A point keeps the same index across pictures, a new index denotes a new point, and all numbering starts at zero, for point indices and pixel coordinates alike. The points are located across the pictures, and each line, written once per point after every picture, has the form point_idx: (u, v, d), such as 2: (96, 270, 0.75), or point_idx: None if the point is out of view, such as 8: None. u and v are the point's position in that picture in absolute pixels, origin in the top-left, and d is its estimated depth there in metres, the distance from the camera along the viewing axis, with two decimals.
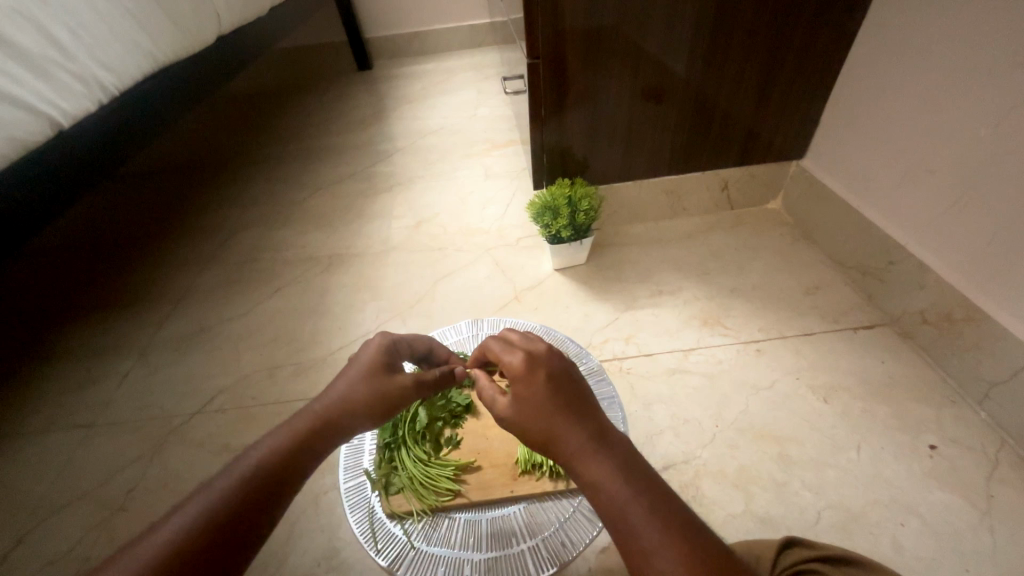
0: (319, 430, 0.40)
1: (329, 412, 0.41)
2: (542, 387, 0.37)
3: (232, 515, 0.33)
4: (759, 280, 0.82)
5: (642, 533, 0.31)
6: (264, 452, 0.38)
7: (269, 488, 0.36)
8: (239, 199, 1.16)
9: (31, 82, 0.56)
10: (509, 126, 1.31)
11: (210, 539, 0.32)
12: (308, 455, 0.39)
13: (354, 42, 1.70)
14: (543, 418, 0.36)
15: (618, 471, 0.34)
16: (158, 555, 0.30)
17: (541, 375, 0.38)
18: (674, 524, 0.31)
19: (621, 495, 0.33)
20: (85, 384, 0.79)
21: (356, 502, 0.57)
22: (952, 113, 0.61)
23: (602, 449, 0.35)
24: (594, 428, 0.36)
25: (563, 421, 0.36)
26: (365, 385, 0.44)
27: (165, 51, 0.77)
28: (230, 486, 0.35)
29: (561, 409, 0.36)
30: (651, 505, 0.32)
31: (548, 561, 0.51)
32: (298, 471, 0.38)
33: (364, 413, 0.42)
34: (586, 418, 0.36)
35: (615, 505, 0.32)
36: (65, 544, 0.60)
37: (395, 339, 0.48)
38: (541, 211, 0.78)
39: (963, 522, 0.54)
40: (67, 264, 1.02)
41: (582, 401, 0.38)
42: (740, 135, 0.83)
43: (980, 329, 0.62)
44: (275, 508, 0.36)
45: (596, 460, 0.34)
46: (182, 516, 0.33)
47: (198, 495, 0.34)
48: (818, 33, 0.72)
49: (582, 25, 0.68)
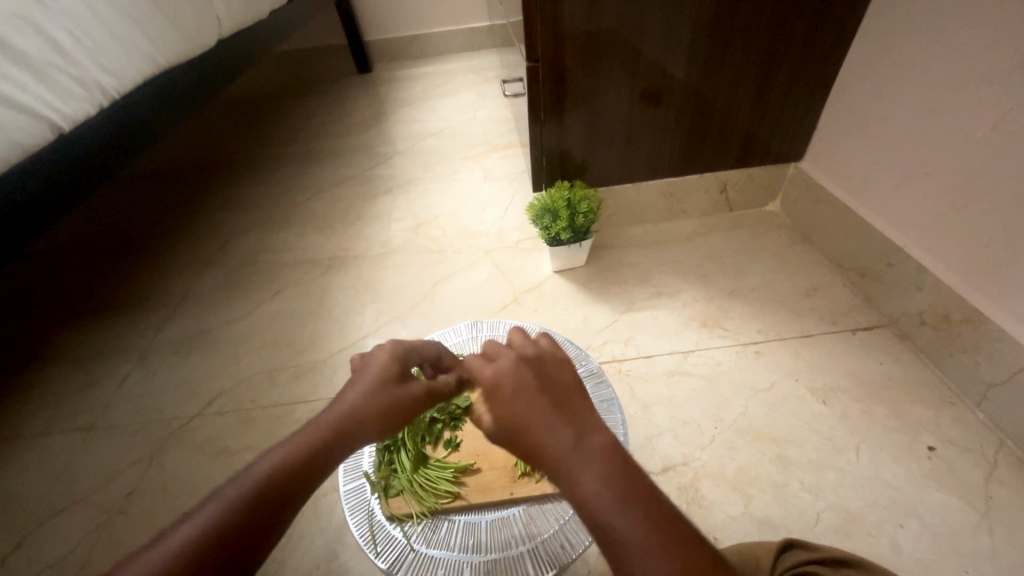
0: (332, 443, 0.39)
1: (341, 423, 0.40)
2: (519, 394, 0.37)
3: (239, 525, 0.33)
4: (758, 281, 0.82)
5: (628, 540, 0.31)
6: (276, 460, 0.37)
7: (280, 496, 0.36)
8: (239, 201, 1.16)
9: (32, 86, 0.56)
10: (508, 128, 1.32)
11: (224, 542, 0.32)
12: (321, 462, 0.38)
13: (354, 44, 1.70)
14: (521, 425, 0.36)
15: (602, 476, 0.33)
16: (173, 558, 0.31)
17: (517, 383, 0.38)
18: (662, 526, 0.31)
19: (606, 500, 0.32)
20: (84, 387, 0.79)
21: (356, 504, 0.57)
22: (950, 115, 0.62)
23: (586, 453, 0.34)
24: (572, 437, 0.35)
25: (543, 426, 0.35)
26: (379, 396, 0.43)
27: (165, 55, 0.77)
28: (244, 492, 0.35)
29: (538, 420, 0.36)
30: (638, 509, 0.32)
31: (547, 564, 0.51)
32: (310, 477, 0.38)
33: (376, 426, 0.42)
34: (565, 421, 0.36)
35: (601, 511, 0.32)
36: (65, 546, 0.60)
37: (403, 345, 0.47)
38: (541, 212, 0.78)
39: (962, 523, 0.54)
40: (67, 266, 1.02)
41: (562, 403, 0.37)
42: (738, 138, 0.84)
43: (977, 330, 0.62)
44: (285, 514, 0.36)
45: (578, 464, 0.34)
46: (192, 524, 0.33)
47: (208, 503, 0.34)
48: (815, 35, 0.72)
49: (582, 28, 0.68)
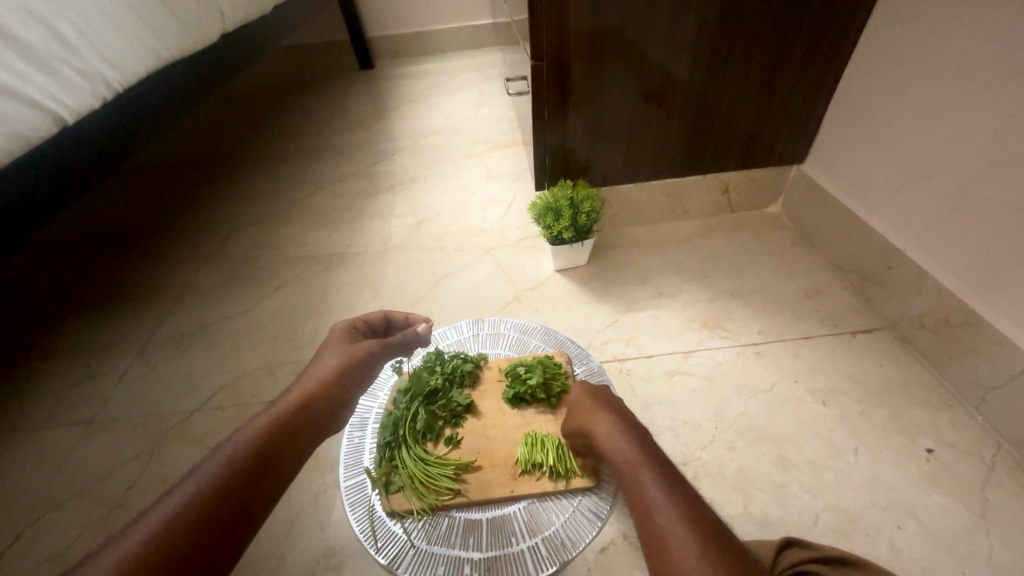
0: (302, 417, 0.45)
1: (309, 395, 0.47)
2: (584, 395, 0.53)
3: (229, 490, 0.37)
4: (759, 283, 0.82)
5: (643, 484, 0.39)
6: (248, 436, 0.41)
7: (269, 454, 0.41)
8: (240, 197, 1.16)
9: (36, 78, 0.56)
10: (509, 126, 1.32)
11: (226, 495, 0.37)
12: (298, 427, 0.44)
13: (356, 41, 1.70)
14: (583, 412, 0.51)
15: (631, 441, 0.44)
16: (182, 511, 0.35)
17: (585, 388, 0.54)
18: (672, 482, 0.39)
19: (631, 459, 0.42)
20: (83, 381, 0.79)
21: (356, 500, 0.59)
22: (952, 120, 0.62)
23: (627, 426, 0.46)
24: (622, 419, 0.48)
25: (597, 413, 0.49)
26: (336, 365, 0.50)
27: (169, 49, 0.77)
28: (234, 455, 0.39)
29: (601, 404, 0.50)
30: (652, 465, 0.41)
31: (547, 560, 0.52)
32: (292, 439, 0.43)
33: (343, 390, 0.49)
34: (613, 406, 0.50)
35: (624, 465, 0.42)
36: (64, 540, 0.60)
37: (348, 322, 0.57)
38: (543, 212, 0.78)
39: (960, 525, 0.54)
40: (67, 259, 1.02)
41: (616, 404, 0.51)
42: (741, 139, 0.84)
43: (977, 334, 0.62)
44: (277, 470, 0.41)
45: (618, 432, 0.46)
46: (192, 483, 0.36)
47: (186, 480, 0.37)
48: (817, 39, 0.72)
49: (588, 27, 0.68)
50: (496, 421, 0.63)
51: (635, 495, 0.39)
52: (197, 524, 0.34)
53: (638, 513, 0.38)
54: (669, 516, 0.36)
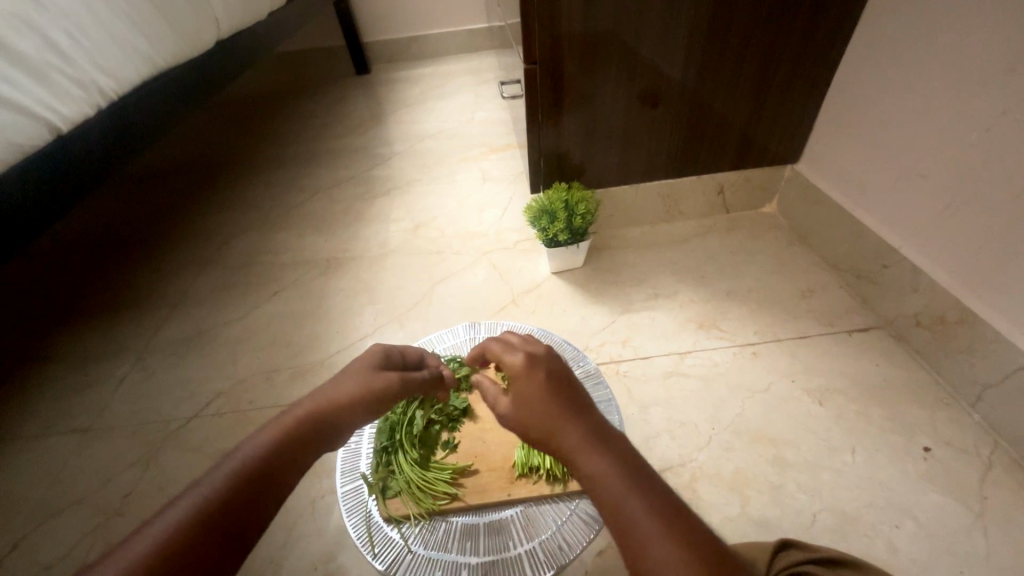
0: (305, 436, 0.42)
1: (319, 411, 0.43)
2: (537, 388, 0.42)
3: (220, 512, 0.35)
4: (756, 283, 0.82)
5: (640, 529, 0.33)
6: (250, 453, 0.39)
7: (267, 474, 0.38)
8: (237, 202, 1.16)
9: (31, 88, 0.56)
10: (506, 129, 1.32)
11: (217, 518, 0.35)
12: (300, 446, 0.41)
13: (354, 46, 1.71)
14: (539, 416, 0.41)
15: (605, 456, 0.37)
16: (169, 534, 0.33)
17: (535, 375, 0.43)
18: (661, 505, 0.34)
19: (618, 492, 0.35)
20: (81, 389, 0.79)
21: (352, 505, 0.57)
22: (943, 119, 0.62)
23: (591, 433, 0.39)
24: (589, 424, 0.40)
25: (561, 420, 0.40)
26: (352, 387, 0.46)
27: (163, 55, 0.77)
28: (232, 473, 0.37)
29: (554, 402, 0.41)
30: (637, 484, 0.35)
31: (545, 564, 0.52)
32: (293, 457, 0.40)
33: (355, 413, 0.45)
34: (569, 403, 0.41)
35: (601, 484, 0.36)
36: (61, 548, 0.60)
37: (385, 347, 0.53)
38: (539, 214, 0.78)
39: (958, 523, 0.54)
40: (65, 266, 1.02)
41: (572, 394, 0.42)
42: (736, 139, 0.84)
43: (971, 331, 0.62)
44: (272, 492, 0.38)
45: (587, 445, 0.38)
46: (186, 502, 0.35)
47: (182, 498, 0.35)
48: (809, 40, 0.73)
49: (579, 30, 0.68)
50: (493, 424, 0.64)
51: (621, 522, 0.34)
52: (181, 548, 0.32)
53: (629, 547, 0.33)
54: (669, 549, 0.32)
